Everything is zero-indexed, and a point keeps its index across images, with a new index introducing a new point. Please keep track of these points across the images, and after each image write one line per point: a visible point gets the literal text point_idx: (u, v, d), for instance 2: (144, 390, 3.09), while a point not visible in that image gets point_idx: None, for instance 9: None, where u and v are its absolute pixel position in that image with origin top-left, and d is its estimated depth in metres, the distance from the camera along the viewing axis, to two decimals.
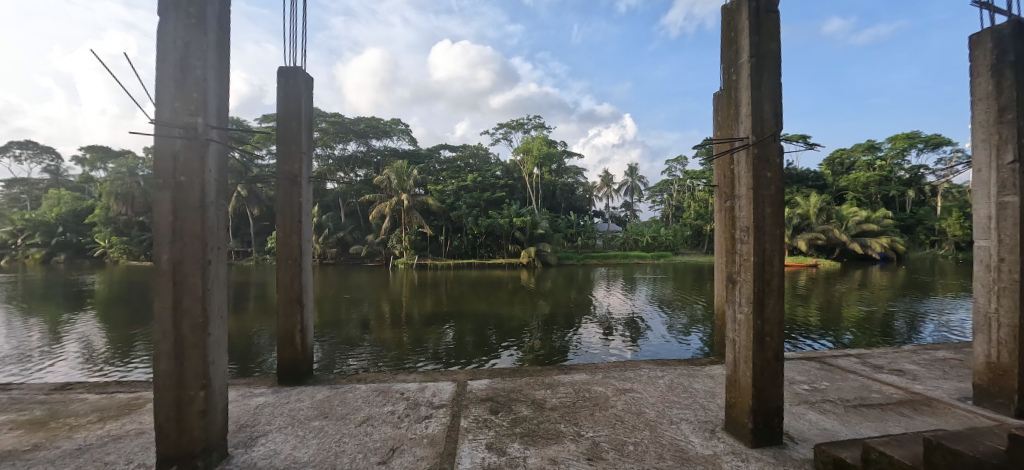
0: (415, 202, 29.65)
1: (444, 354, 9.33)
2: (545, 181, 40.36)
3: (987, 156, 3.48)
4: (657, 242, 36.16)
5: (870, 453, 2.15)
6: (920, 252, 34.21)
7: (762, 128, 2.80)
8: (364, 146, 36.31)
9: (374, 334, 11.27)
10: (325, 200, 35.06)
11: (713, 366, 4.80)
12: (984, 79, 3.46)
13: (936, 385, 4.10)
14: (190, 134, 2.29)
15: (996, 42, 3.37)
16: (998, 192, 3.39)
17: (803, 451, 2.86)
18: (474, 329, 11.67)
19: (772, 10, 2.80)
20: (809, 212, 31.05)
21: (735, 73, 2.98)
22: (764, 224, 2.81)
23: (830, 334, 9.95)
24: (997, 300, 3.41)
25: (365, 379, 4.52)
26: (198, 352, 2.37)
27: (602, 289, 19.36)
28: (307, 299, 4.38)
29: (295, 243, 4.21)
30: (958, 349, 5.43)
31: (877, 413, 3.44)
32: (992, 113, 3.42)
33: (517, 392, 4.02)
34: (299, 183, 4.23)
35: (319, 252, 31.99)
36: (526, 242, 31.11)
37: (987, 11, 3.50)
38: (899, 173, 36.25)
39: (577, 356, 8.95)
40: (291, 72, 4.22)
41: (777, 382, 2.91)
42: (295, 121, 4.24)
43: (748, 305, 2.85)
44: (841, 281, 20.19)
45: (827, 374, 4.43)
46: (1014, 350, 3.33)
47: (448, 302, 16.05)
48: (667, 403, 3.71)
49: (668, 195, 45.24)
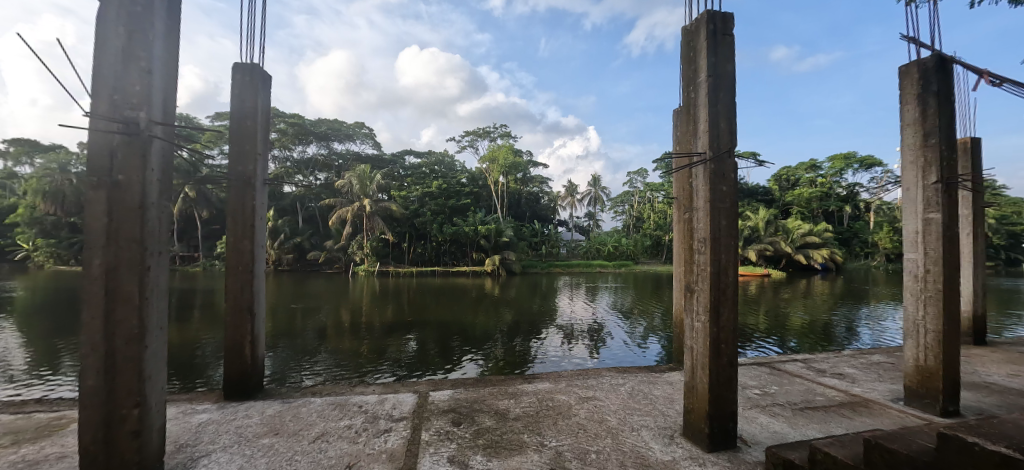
0: (378, 208, 28.99)
1: (405, 364, 9.11)
2: (511, 190, 40.59)
3: (913, 177, 3.82)
4: (618, 252, 37.14)
5: (816, 455, 2.26)
6: (856, 264, 37.03)
7: (718, 144, 2.95)
8: (325, 148, 35.15)
9: (332, 344, 10.84)
10: (282, 204, 33.59)
11: (671, 373, 4.94)
12: (912, 106, 3.81)
13: (871, 387, 4.41)
14: (130, 129, 2.12)
15: (921, 74, 3.72)
16: (925, 209, 3.73)
17: (755, 454, 2.98)
18: (437, 338, 11.47)
19: (728, 34, 2.96)
20: (759, 224, 33.01)
21: (694, 91, 3.12)
22: (720, 237, 2.94)
23: (778, 339, 10.55)
24: (924, 308, 3.73)
25: (321, 391, 4.31)
26: (133, 366, 2.17)
27: (565, 297, 19.61)
28: (259, 307, 4.14)
29: (247, 248, 3.98)
30: (889, 352, 5.90)
31: (821, 415, 3.66)
32: (919, 138, 3.76)
33: (480, 402, 3.96)
34: (253, 186, 4.01)
35: (274, 258, 30.56)
36: (491, 250, 31.06)
37: (913, 46, 3.87)
38: (836, 191, 39.27)
39: (540, 364, 9.00)
40: (247, 68, 4.02)
41: (731, 387, 3.02)
42: (250, 120, 4.03)
43: (705, 314, 2.96)
44: (788, 290, 21.47)
45: (776, 378, 4.67)
46: (938, 354, 3.64)
47: (410, 311, 15.70)
48: (628, 409, 3.77)
49: (629, 205, 46.66)
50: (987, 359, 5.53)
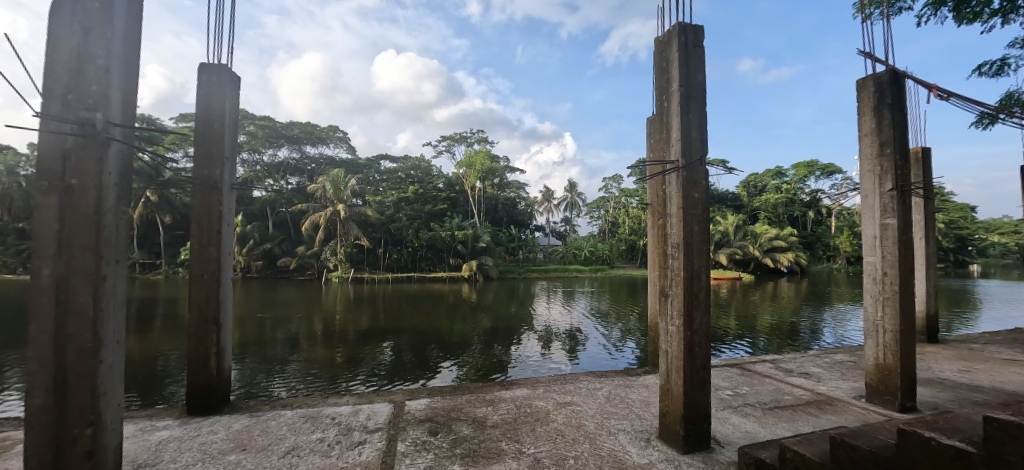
0: (352, 213, 28.45)
1: (381, 372, 8.94)
2: (488, 195, 40.61)
3: (871, 184, 4.03)
4: (594, 256, 37.60)
5: (785, 453, 2.34)
6: (819, 267, 38.73)
7: (690, 152, 3.03)
8: (297, 152, 34.22)
9: (304, 353, 10.53)
10: (251, 209, 32.45)
11: (647, 376, 5.02)
12: (869, 117, 4.03)
13: (835, 386, 4.60)
14: (85, 131, 2.00)
15: (877, 87, 3.94)
16: (881, 215, 3.93)
17: (728, 453, 3.06)
18: (413, 345, 11.30)
19: (699, 46, 3.06)
20: (728, 229, 34.12)
21: (667, 100, 3.19)
22: (693, 242, 3.01)
23: (747, 340, 10.90)
24: (882, 308, 3.93)
25: (291, 404, 4.16)
26: (85, 383, 2.03)
27: (542, 302, 19.69)
28: (225, 317, 3.98)
29: (212, 255, 3.82)
30: (852, 351, 6.16)
31: (790, 413, 3.78)
32: (875, 147, 3.98)
33: (458, 411, 3.90)
34: (220, 190, 3.86)
35: (242, 265, 29.46)
36: (467, 256, 30.91)
37: (869, 60, 4.10)
38: (800, 197, 41.06)
39: (517, 370, 9.00)
40: (214, 69, 3.89)
41: (705, 389, 3.09)
42: (217, 122, 3.89)
43: (679, 318, 3.02)
44: (757, 293, 22.21)
45: (746, 379, 4.81)
46: (896, 352, 3.82)
47: (385, 318, 15.41)
48: (606, 414, 3.80)
49: (605, 211, 47.35)
50: (939, 356, 5.87)
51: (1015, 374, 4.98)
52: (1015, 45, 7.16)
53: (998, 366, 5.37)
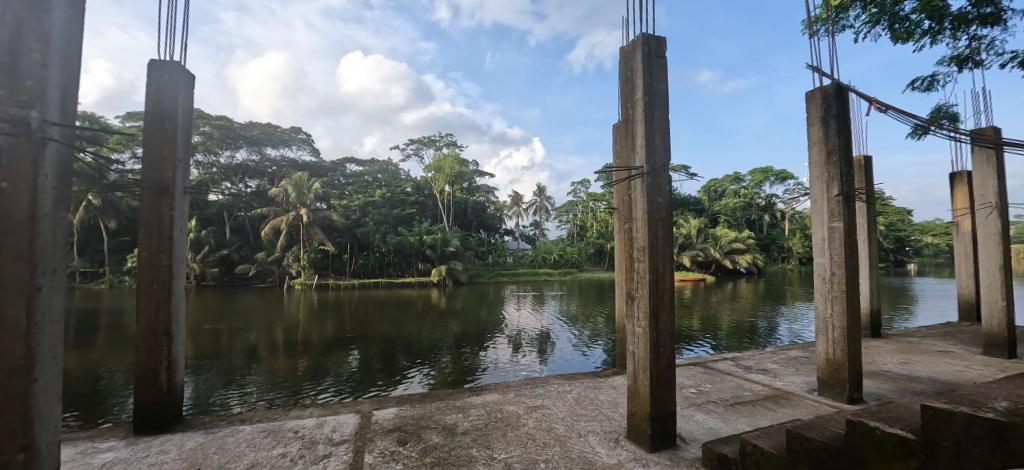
0: (316, 217, 27.56)
1: (347, 381, 8.71)
2: (457, 199, 40.36)
3: (820, 190, 4.30)
4: (563, 260, 38.06)
5: (747, 447, 2.46)
6: (775, 267, 40.81)
7: (654, 159, 3.14)
8: (257, 154, 32.81)
9: (264, 364, 10.10)
10: (206, 214, 30.79)
11: (615, 377, 5.13)
12: (817, 127, 4.30)
13: (790, 380, 4.86)
14: (19, 131, 1.84)
15: (824, 100, 4.21)
16: (830, 218, 4.19)
17: (693, 450, 3.16)
18: (381, 352, 11.08)
19: (661, 56, 3.17)
20: (691, 232, 35.43)
21: (631, 108, 3.29)
22: (657, 246, 3.11)
23: (709, 339, 11.33)
24: (831, 306, 4.18)
25: (251, 418, 3.97)
26: (19, 404, 1.87)
27: (512, 306, 19.74)
28: (178, 329, 3.75)
29: (163, 263, 3.60)
30: (804, 347, 6.53)
31: (750, 409, 3.95)
32: (823, 155, 4.25)
33: (427, 419, 3.84)
34: (172, 195, 3.65)
35: (196, 273, 27.90)
36: (436, 260, 30.57)
37: (816, 73, 4.38)
38: (756, 201, 43.18)
39: (488, 375, 8.98)
40: (164, 66, 3.67)
41: (670, 388, 3.18)
42: (169, 122, 3.68)
43: (645, 319, 3.10)
44: (717, 293, 23.12)
45: (709, 377, 4.99)
46: (844, 347, 4.08)
47: (352, 325, 15.01)
48: (575, 416, 3.84)
49: (573, 215, 48.08)
50: (882, 349, 6.31)
51: (947, 364, 5.43)
52: (943, 63, 7.84)
53: (932, 357, 5.84)
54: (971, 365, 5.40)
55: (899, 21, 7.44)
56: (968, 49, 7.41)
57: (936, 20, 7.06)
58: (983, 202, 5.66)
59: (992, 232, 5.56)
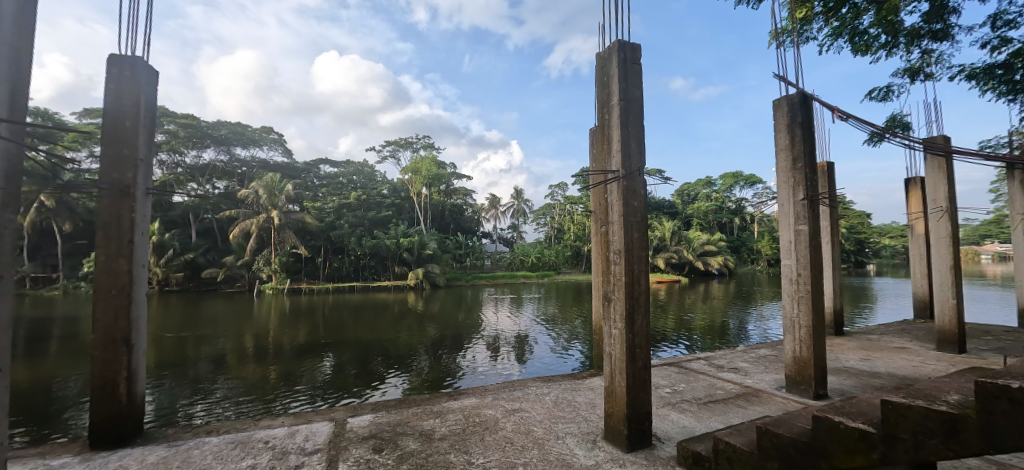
0: (288, 220, 26.80)
1: (321, 388, 8.50)
2: (434, 201, 40.02)
3: (786, 194, 4.47)
4: (541, 262, 38.25)
5: (719, 445, 2.53)
6: (745, 269, 42.13)
7: (630, 163, 3.19)
8: (225, 154, 31.65)
9: (233, 372, 9.72)
10: (170, 216, 29.46)
11: (592, 379, 5.18)
12: (783, 134, 4.47)
13: (760, 378, 5.02)
14: None
15: (789, 108, 4.38)
16: (795, 221, 4.36)
17: (668, 449, 3.22)
18: (356, 358, 10.85)
19: (636, 63, 3.24)
20: (665, 235, 36.24)
21: (607, 113, 3.34)
22: (632, 248, 3.16)
23: (683, 340, 11.58)
24: (798, 306, 4.35)
25: (218, 429, 3.81)
26: None
27: (490, 309, 19.69)
28: (138, 337, 3.56)
29: (123, 268, 3.42)
30: (773, 345, 6.77)
31: (722, 407, 4.06)
32: (790, 161, 4.42)
33: (404, 425, 3.77)
34: (132, 196, 3.47)
35: (159, 278, 26.63)
36: (413, 263, 30.21)
37: (783, 82, 4.56)
38: (727, 205, 44.58)
39: (466, 378, 8.91)
40: (125, 61, 3.51)
41: (646, 389, 3.23)
42: (130, 120, 3.51)
43: (621, 321, 3.15)
44: (691, 294, 23.72)
45: (683, 376, 5.11)
46: (809, 346, 4.24)
47: (325, 330, 14.65)
48: (553, 418, 3.86)
49: (551, 218, 48.38)
50: (844, 346, 6.60)
51: (904, 360, 5.73)
52: (897, 75, 8.31)
53: (890, 353, 6.15)
54: (925, 360, 5.70)
55: (857, 35, 7.85)
56: (920, 62, 7.87)
57: (891, 34, 7.48)
58: (935, 206, 6.00)
59: (944, 235, 5.91)
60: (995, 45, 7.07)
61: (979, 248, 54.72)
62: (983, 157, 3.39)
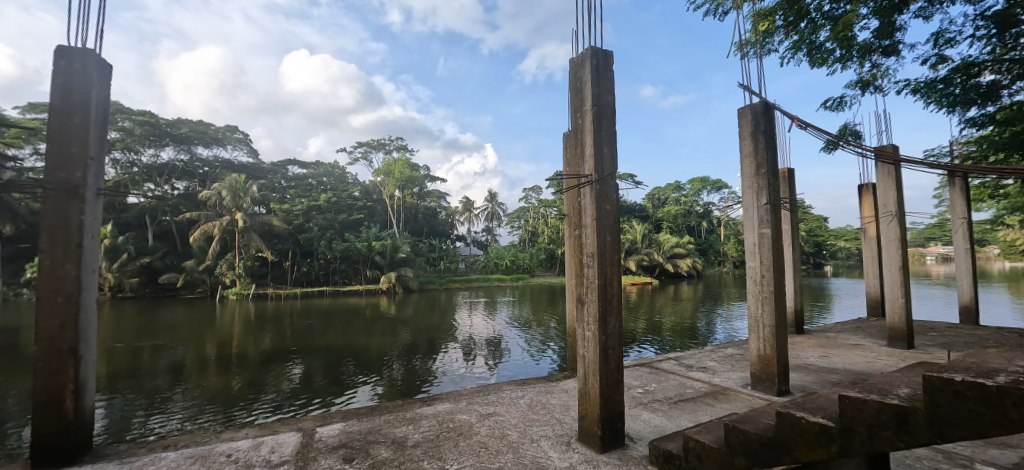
0: (254, 222, 25.83)
1: (288, 397, 8.20)
2: (407, 204, 39.52)
3: (751, 198, 4.64)
4: (515, 265, 38.36)
5: (689, 442, 2.60)
6: (713, 270, 43.56)
7: (602, 167, 3.24)
8: (186, 153, 30.24)
9: (192, 382, 9.25)
10: (124, 218, 27.87)
11: (566, 381, 5.22)
12: (747, 141, 4.65)
13: (727, 376, 5.19)
14: None
15: (753, 116, 4.57)
16: (759, 225, 4.54)
17: (640, 448, 3.27)
18: (325, 364, 10.54)
19: (608, 70, 3.30)
20: (636, 237, 37.09)
21: (581, 117, 3.38)
22: (606, 251, 3.20)
23: (654, 340, 11.85)
24: (761, 306, 4.51)
25: (176, 443, 3.60)
26: None
27: (465, 312, 19.53)
28: (88, 346, 3.33)
29: (70, 274, 3.19)
30: (739, 345, 7.00)
31: (692, 405, 4.17)
32: (754, 168, 4.61)
33: (375, 433, 3.68)
34: (81, 197, 3.25)
35: (111, 284, 25.08)
36: (386, 267, 29.67)
37: (747, 92, 4.75)
38: (695, 208, 46.03)
39: (440, 383, 8.81)
40: (75, 53, 3.29)
41: (618, 390, 3.28)
42: (79, 116, 3.29)
43: (594, 324, 3.18)
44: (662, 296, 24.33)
45: (654, 376, 5.22)
46: (773, 344, 4.41)
47: (293, 336, 14.16)
48: (528, 422, 3.85)
49: (525, 221, 48.62)
50: (805, 344, 6.91)
51: (858, 356, 6.04)
52: (850, 87, 8.82)
53: (846, 350, 6.48)
54: (878, 356, 6.04)
55: (815, 48, 8.28)
56: (869, 75, 8.38)
57: (845, 48, 7.93)
58: (886, 210, 6.38)
59: (894, 238, 6.29)
60: (935, 62, 7.62)
61: (923, 249, 58.69)
62: (929, 165, 3.62)
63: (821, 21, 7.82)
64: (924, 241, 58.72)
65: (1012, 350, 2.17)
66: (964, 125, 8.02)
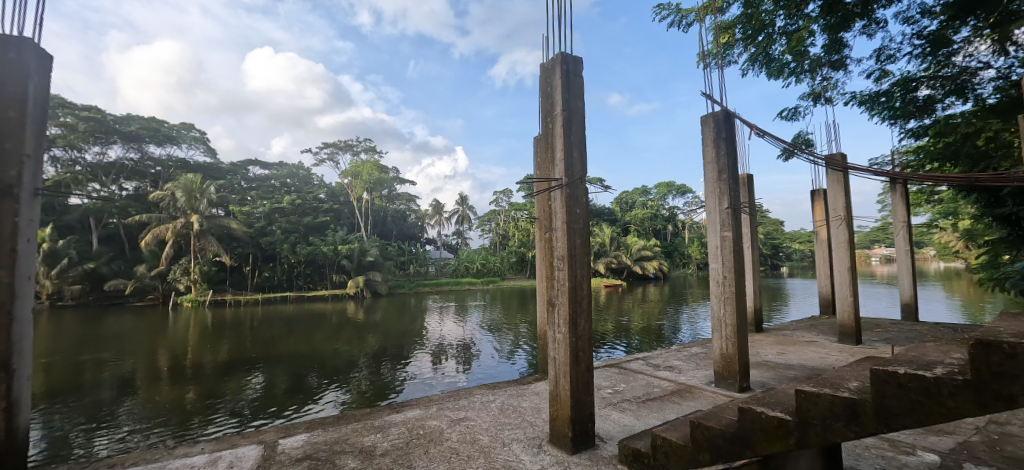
0: (211, 225, 24.61)
1: (247, 409, 7.79)
2: (376, 207, 38.70)
3: (713, 202, 4.82)
4: (486, 269, 38.28)
5: (657, 440, 2.67)
6: (678, 272, 44.99)
7: (572, 171, 3.28)
8: (136, 152, 28.47)
9: (141, 397, 8.63)
10: (65, 220, 25.66)
11: (537, 383, 5.25)
12: (710, 148, 4.84)
13: (692, 375, 5.35)
14: None
15: (715, 123, 4.75)
16: (721, 228, 4.71)
17: (610, 448, 3.32)
18: (289, 373, 10.13)
19: (577, 75, 3.35)
20: (605, 240, 37.84)
21: (551, 121, 3.41)
22: (576, 254, 3.24)
23: (624, 341, 12.09)
24: (724, 306, 4.68)
25: (123, 462, 3.36)
26: None
27: (434, 317, 19.30)
28: (21, 360, 3.05)
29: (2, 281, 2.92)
30: (704, 344, 7.25)
31: (659, 404, 4.27)
32: (716, 173, 4.79)
33: (342, 443, 3.56)
34: (16, 198, 3.00)
35: (49, 291, 23.20)
36: (353, 271, 28.91)
37: (709, 100, 4.93)
38: (661, 212, 47.39)
39: (409, 389, 8.65)
40: (9, 41, 3.04)
41: (588, 391, 3.32)
42: (13, 110, 3.04)
43: (565, 326, 3.21)
44: (630, 298, 24.90)
45: (623, 377, 5.32)
46: (735, 343, 4.59)
47: (254, 345, 13.52)
48: (499, 425, 3.83)
49: (496, 224, 48.56)
50: (764, 342, 7.22)
51: (813, 352, 6.38)
52: (804, 98, 9.35)
53: (801, 347, 6.82)
54: (830, 352, 6.39)
55: (771, 61, 8.72)
56: (820, 88, 8.93)
57: (798, 62, 8.42)
58: (836, 215, 6.78)
59: (843, 240, 6.68)
60: (879, 76, 8.20)
61: (868, 251, 62.81)
62: (874, 173, 3.84)
63: (777, 35, 8.25)
64: (869, 243, 62.84)
65: (947, 344, 2.36)
66: (904, 135, 8.65)
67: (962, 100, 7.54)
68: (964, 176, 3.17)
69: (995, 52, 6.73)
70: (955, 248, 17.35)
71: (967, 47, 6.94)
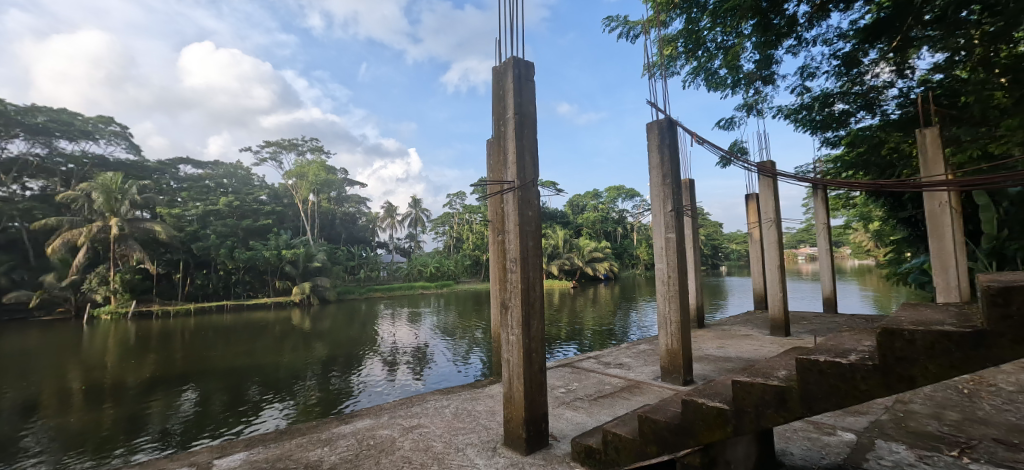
0: (134, 229, 22.49)
1: (178, 429, 7.20)
2: (323, 209, 37.19)
3: (658, 206, 5.03)
4: (440, 272, 37.61)
5: (607, 435, 2.75)
6: (627, 272, 46.70)
7: (524, 174, 3.31)
8: (43, 147, 25.31)
9: (50, 422, 7.75)
10: None
11: (491, 385, 5.24)
12: (655, 154, 5.06)
13: (639, 371, 5.56)
14: None
15: (659, 131, 4.98)
16: (666, 230, 4.94)
17: (562, 445, 3.37)
18: (226, 387, 9.52)
19: (530, 79, 3.39)
20: (558, 243, 38.61)
21: (503, 125, 3.43)
22: (528, 257, 3.27)
23: (575, 341, 12.37)
24: (669, 304, 4.90)
25: None
26: None
27: (387, 322, 18.79)
28: None
29: None
30: (651, 340, 7.55)
31: (609, 401, 4.40)
32: (660, 177, 5.03)
33: (285, 459, 3.36)
34: None
35: None
36: (298, 276, 27.39)
37: (653, 108, 5.11)
38: (611, 215, 49.02)
39: (362, 397, 8.40)
40: None
41: (541, 391, 3.35)
42: None
43: (518, 328, 3.23)
44: (582, 298, 25.57)
45: (575, 376, 5.43)
46: (678, 340, 4.83)
47: (185, 359, 12.50)
48: (453, 431, 3.77)
49: (450, 227, 48.05)
50: (705, 337, 7.69)
51: (748, 345, 6.82)
52: (738, 109, 10.07)
53: (738, 340, 7.31)
54: (763, 344, 6.88)
55: (711, 74, 9.27)
56: (752, 99, 9.64)
57: (734, 75, 9.03)
58: (767, 217, 7.34)
59: (773, 240, 7.22)
60: (801, 91, 9.00)
61: (796, 250, 68.36)
62: (799, 179, 4.15)
63: (715, 50, 8.82)
64: (797, 244, 68.37)
65: (858, 333, 2.62)
66: (824, 145, 9.54)
67: (871, 115, 8.45)
68: (874, 183, 3.50)
69: (896, 73, 7.60)
70: (866, 247, 19.31)
71: (874, 68, 7.77)
